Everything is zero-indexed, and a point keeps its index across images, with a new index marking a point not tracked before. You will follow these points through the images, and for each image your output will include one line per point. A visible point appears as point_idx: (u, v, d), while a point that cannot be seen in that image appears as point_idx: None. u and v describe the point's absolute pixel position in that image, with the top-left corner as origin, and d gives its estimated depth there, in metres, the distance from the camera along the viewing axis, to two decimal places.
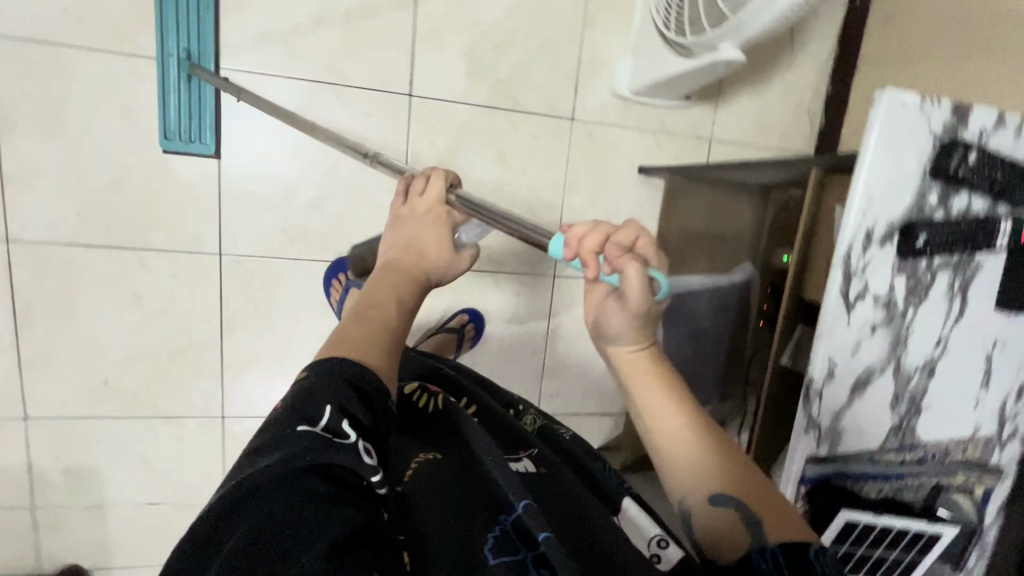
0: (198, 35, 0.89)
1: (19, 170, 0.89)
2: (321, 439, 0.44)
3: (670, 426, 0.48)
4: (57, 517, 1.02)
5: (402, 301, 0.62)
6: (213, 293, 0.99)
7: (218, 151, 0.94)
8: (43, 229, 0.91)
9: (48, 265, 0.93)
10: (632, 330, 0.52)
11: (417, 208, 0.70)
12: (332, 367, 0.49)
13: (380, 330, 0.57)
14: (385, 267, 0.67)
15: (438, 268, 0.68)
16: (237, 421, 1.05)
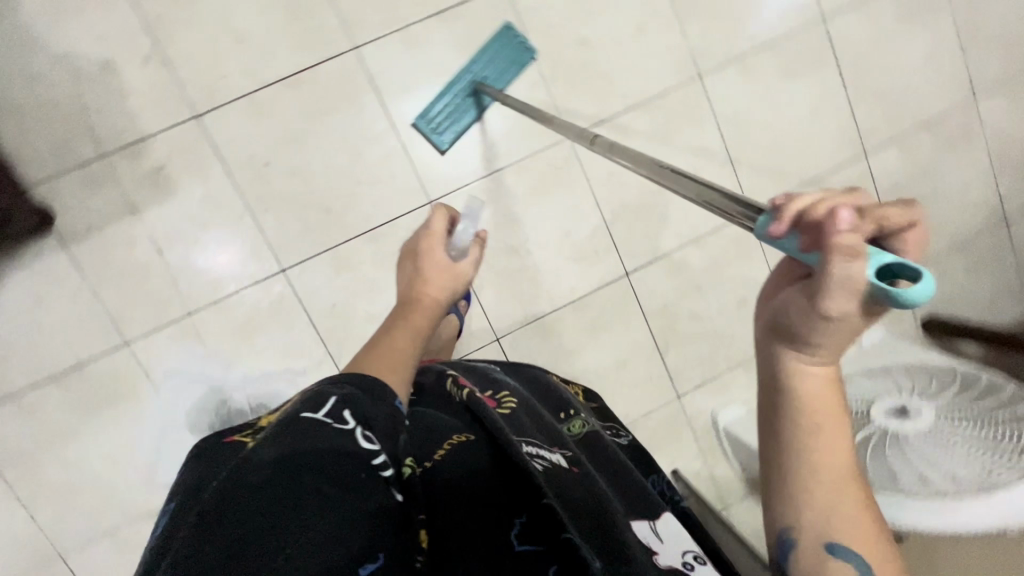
0: (522, 46, 1.08)
1: (415, 36, 1.05)
2: (333, 423, 0.48)
3: (826, 454, 0.45)
4: (101, 180, 0.99)
5: (418, 325, 0.74)
6: (393, 212, 1.09)
7: (474, 121, 1.09)
8: (377, 69, 1.05)
9: (348, 83, 1.04)
10: (835, 347, 0.43)
11: (420, 243, 0.85)
12: (349, 377, 0.54)
13: (398, 354, 0.66)
14: (401, 301, 0.80)
15: (441, 288, 0.81)
16: (283, 284, 1.07)
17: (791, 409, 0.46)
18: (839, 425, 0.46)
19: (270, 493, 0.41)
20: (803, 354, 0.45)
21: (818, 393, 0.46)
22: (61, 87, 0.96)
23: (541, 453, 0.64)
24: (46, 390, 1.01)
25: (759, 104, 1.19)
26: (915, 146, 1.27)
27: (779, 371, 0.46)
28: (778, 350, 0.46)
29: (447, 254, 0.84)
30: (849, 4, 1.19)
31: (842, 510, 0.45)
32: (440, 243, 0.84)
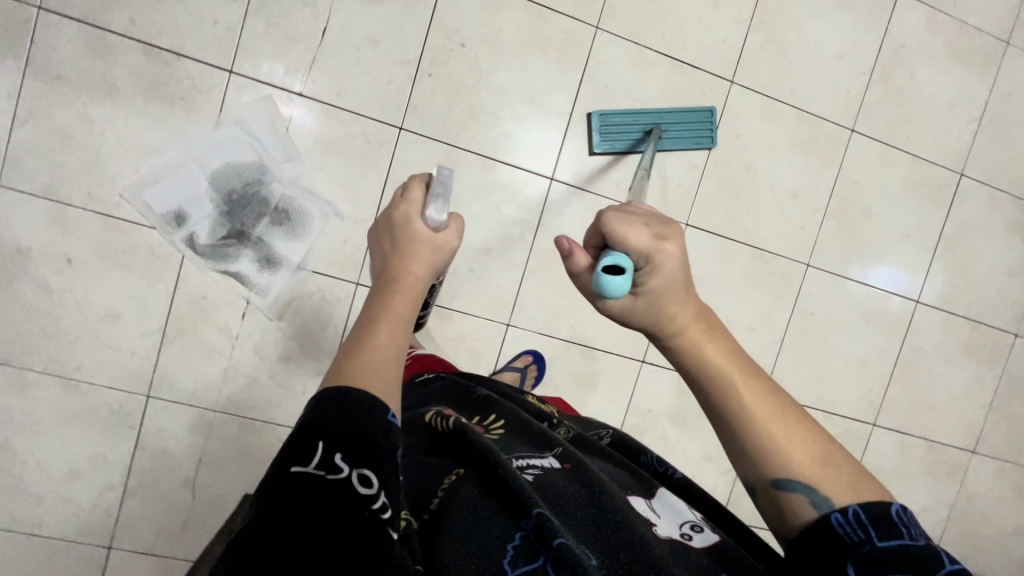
0: (709, 136, 1.15)
1: (644, 58, 1.12)
2: (331, 475, 0.42)
3: (761, 414, 0.52)
4: None
5: (403, 315, 0.56)
6: (517, 161, 1.11)
7: (630, 152, 1.13)
8: (599, 56, 1.10)
9: (570, 46, 1.09)
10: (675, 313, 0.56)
11: (397, 217, 0.63)
12: (330, 401, 0.45)
13: (384, 357, 0.51)
14: (379, 283, 0.60)
15: (429, 266, 0.62)
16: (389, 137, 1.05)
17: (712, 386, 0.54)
18: (726, 348, 0.56)
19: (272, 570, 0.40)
20: (676, 331, 0.56)
21: (713, 355, 0.55)
22: None
23: (532, 461, 0.61)
24: (130, 47, 0.96)
25: (830, 322, 1.27)
26: (910, 450, 1.36)
27: (678, 354, 0.57)
28: (669, 344, 0.57)
29: (432, 224, 0.62)
30: (940, 307, 1.32)
31: (795, 457, 0.51)
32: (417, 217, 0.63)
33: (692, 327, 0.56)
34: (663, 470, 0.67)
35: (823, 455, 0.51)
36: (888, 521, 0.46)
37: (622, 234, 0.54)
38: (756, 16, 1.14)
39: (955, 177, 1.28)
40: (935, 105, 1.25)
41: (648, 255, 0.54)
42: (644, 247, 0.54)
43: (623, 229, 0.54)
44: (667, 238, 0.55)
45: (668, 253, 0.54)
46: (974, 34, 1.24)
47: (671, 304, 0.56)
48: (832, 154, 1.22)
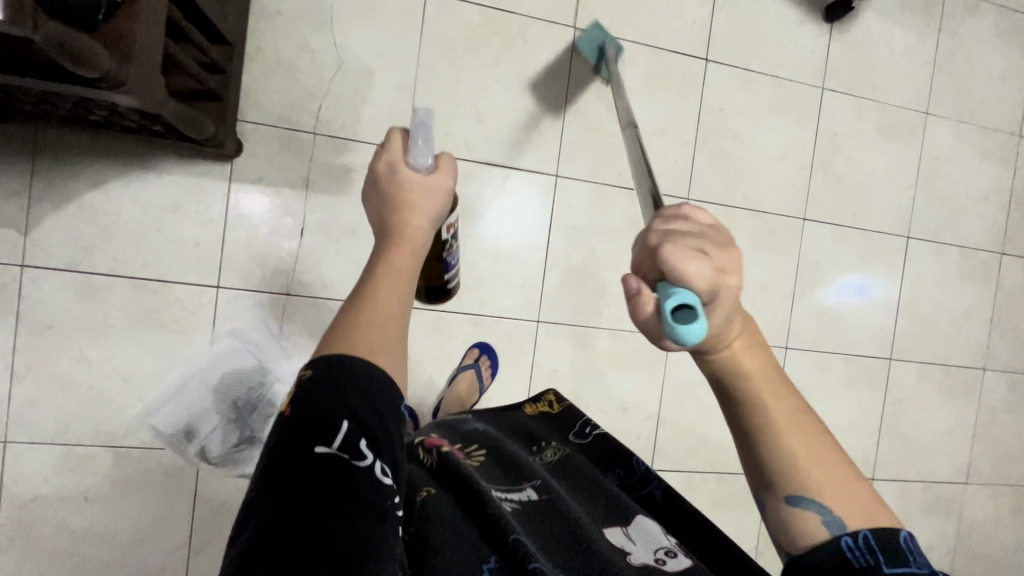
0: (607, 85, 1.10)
1: (604, 194, 1.19)
2: (343, 458, 0.44)
3: (767, 399, 0.50)
4: (301, 148, 1.05)
5: (404, 273, 0.55)
6: (503, 311, 1.16)
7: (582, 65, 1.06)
8: (561, 199, 1.17)
9: (534, 196, 1.16)
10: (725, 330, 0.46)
11: (387, 172, 0.58)
12: (346, 371, 0.47)
13: (385, 317, 0.51)
14: (376, 237, 0.57)
15: (429, 218, 0.59)
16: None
17: (740, 396, 0.50)
18: (764, 360, 0.51)
19: (261, 512, 0.42)
20: (726, 346, 0.49)
21: (753, 372, 0.49)
22: (319, 65, 1.04)
23: (509, 495, 0.66)
24: (118, 284, 0.99)
25: (816, 394, 1.35)
26: (910, 494, 1.44)
27: (724, 372, 0.50)
28: (713, 358, 0.49)
29: (421, 170, 0.59)
30: (912, 359, 1.41)
31: (812, 472, 0.48)
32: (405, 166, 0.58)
33: (741, 347, 0.49)
34: (648, 482, 0.74)
35: (823, 457, 0.49)
36: (890, 549, 0.45)
37: (688, 268, 0.41)
38: (698, 136, 1.23)
39: (903, 240, 1.38)
40: (873, 180, 1.35)
41: (712, 289, 0.42)
42: (712, 284, 0.42)
43: (691, 262, 0.41)
44: (731, 271, 0.43)
45: (728, 291, 0.43)
46: (896, 111, 1.35)
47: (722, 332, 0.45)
48: (790, 243, 1.31)
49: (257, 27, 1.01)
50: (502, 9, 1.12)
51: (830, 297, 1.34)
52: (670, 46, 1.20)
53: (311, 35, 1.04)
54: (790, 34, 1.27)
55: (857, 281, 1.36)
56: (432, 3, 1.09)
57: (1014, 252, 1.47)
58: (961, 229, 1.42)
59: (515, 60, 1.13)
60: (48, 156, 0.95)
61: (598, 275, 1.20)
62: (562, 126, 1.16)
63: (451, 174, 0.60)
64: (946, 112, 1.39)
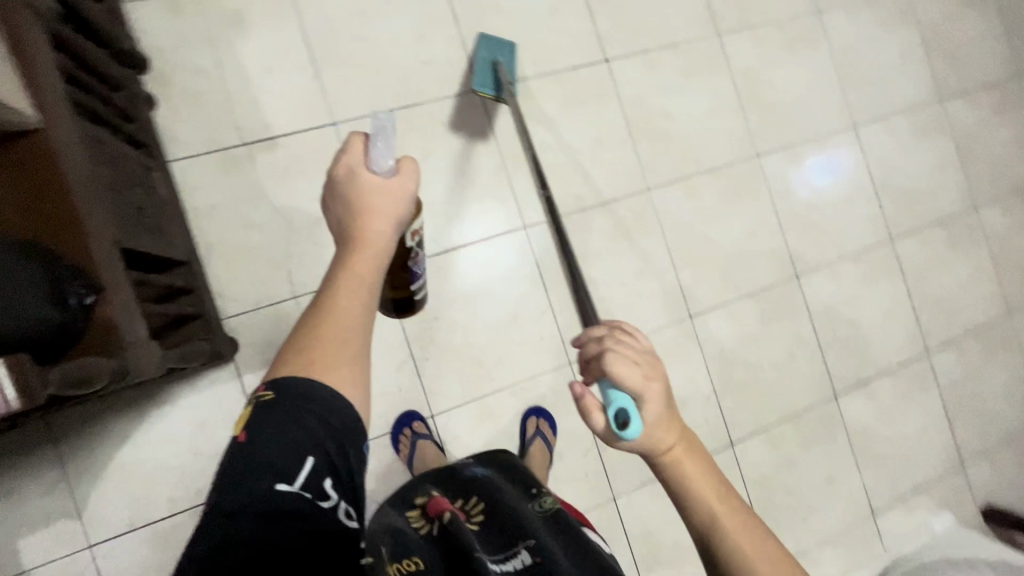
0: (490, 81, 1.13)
1: (575, 222, 1.22)
2: (310, 496, 0.46)
3: (707, 497, 0.56)
4: (289, 316, 1.06)
5: (365, 279, 0.52)
6: (536, 370, 1.18)
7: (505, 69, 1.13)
8: (540, 244, 1.20)
9: (514, 254, 1.18)
10: (660, 423, 0.57)
11: (344, 176, 0.55)
12: (303, 399, 0.46)
13: (346, 331, 0.50)
14: (336, 242, 0.55)
15: (392, 220, 0.55)
16: (425, 426, 1.10)
17: (681, 492, 0.57)
18: (703, 466, 0.58)
19: (223, 538, 0.44)
20: (663, 454, 0.57)
21: (691, 473, 0.57)
22: (272, 234, 1.07)
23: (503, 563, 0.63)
24: (183, 518, 1.00)
25: (843, 303, 1.38)
26: (967, 350, 1.47)
27: (667, 474, 0.58)
28: (654, 462, 0.58)
29: (383, 175, 0.55)
30: (911, 230, 1.45)
31: (759, 566, 0.53)
32: (363, 175, 0.55)
33: (678, 452, 0.58)
34: None
35: (771, 553, 0.54)
36: None
37: (621, 377, 0.57)
38: (631, 130, 1.27)
39: (851, 131, 1.43)
40: (800, 91, 1.39)
41: (639, 390, 0.57)
42: (637, 385, 0.57)
43: (623, 371, 0.57)
44: (655, 374, 0.58)
45: (654, 390, 0.57)
46: (791, 22, 1.40)
47: (657, 429, 0.57)
48: (756, 183, 1.34)
49: (201, 230, 1.04)
50: (407, 106, 1.15)
51: (802, 180, 1.38)
52: (570, 64, 1.24)
53: (252, 212, 1.06)
54: (667, 2, 1.31)
55: (823, 159, 1.40)
56: (344, 131, 1.11)
57: (952, 94, 1.51)
58: (897, 96, 1.47)
59: (441, 143, 1.16)
60: (66, 434, 0.96)
61: (602, 295, 1.23)
62: (509, 181, 1.19)
63: (411, 174, 0.56)
64: (834, 1, 1.44)
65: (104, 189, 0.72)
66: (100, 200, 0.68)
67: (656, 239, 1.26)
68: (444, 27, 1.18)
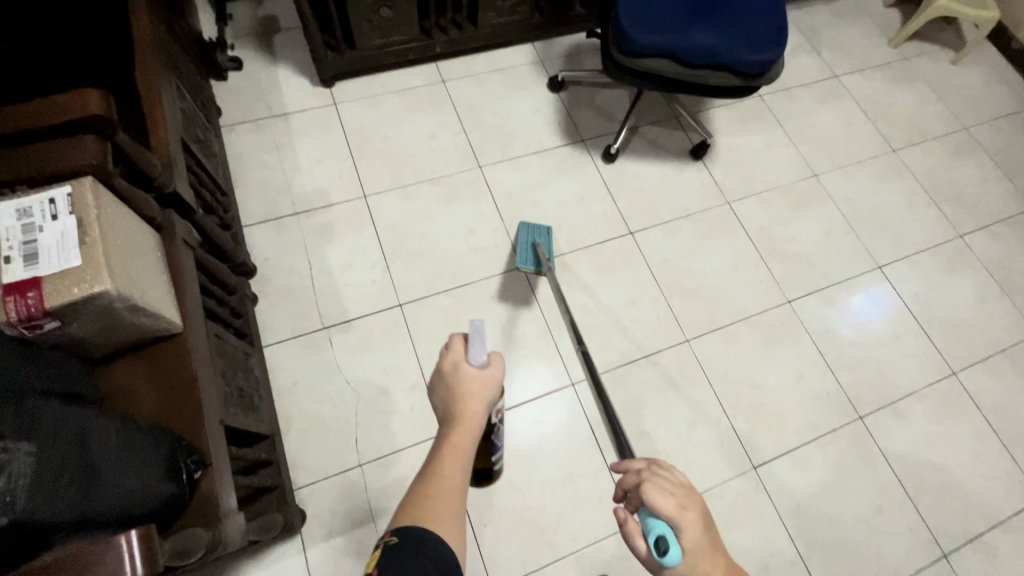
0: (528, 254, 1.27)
1: (620, 375, 1.28)
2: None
3: None
4: (354, 484, 1.11)
5: (464, 452, 0.61)
6: (597, 534, 1.13)
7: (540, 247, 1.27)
8: (589, 401, 1.25)
9: (565, 411, 1.23)
10: (699, 549, 0.59)
11: (448, 365, 0.67)
12: (418, 543, 0.50)
13: (449, 497, 0.56)
14: (440, 421, 0.65)
15: (482, 400, 0.65)
16: None
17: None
18: None
19: None
20: None
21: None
22: (343, 405, 1.18)
23: None
24: None
25: (920, 445, 1.30)
26: None
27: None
28: None
29: (477, 363, 0.66)
30: (972, 362, 1.41)
31: None
32: (461, 364, 0.66)
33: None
34: None
35: None
36: None
37: (658, 505, 0.61)
38: (662, 288, 1.39)
39: (877, 272, 1.50)
40: (817, 242, 1.51)
41: (674, 516, 0.60)
42: (671, 512, 0.60)
43: (662, 498, 0.61)
44: (689, 503, 0.61)
45: (689, 518, 0.60)
46: (792, 186, 1.58)
47: (699, 559, 0.59)
48: (793, 327, 1.39)
49: (284, 405, 1.17)
50: (461, 285, 1.33)
51: (854, 322, 1.42)
52: (599, 238, 1.43)
53: (328, 386, 1.19)
54: (678, 182, 1.54)
55: (867, 296, 1.46)
56: (409, 310, 1.29)
57: (969, 230, 1.59)
58: (914, 237, 1.56)
59: (491, 314, 1.31)
60: None
61: (657, 449, 1.22)
62: (554, 342, 1.30)
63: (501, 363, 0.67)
64: (828, 166, 1.64)
65: (217, 374, 0.87)
66: (213, 386, 0.82)
67: (703, 388, 1.29)
68: (490, 220, 1.41)
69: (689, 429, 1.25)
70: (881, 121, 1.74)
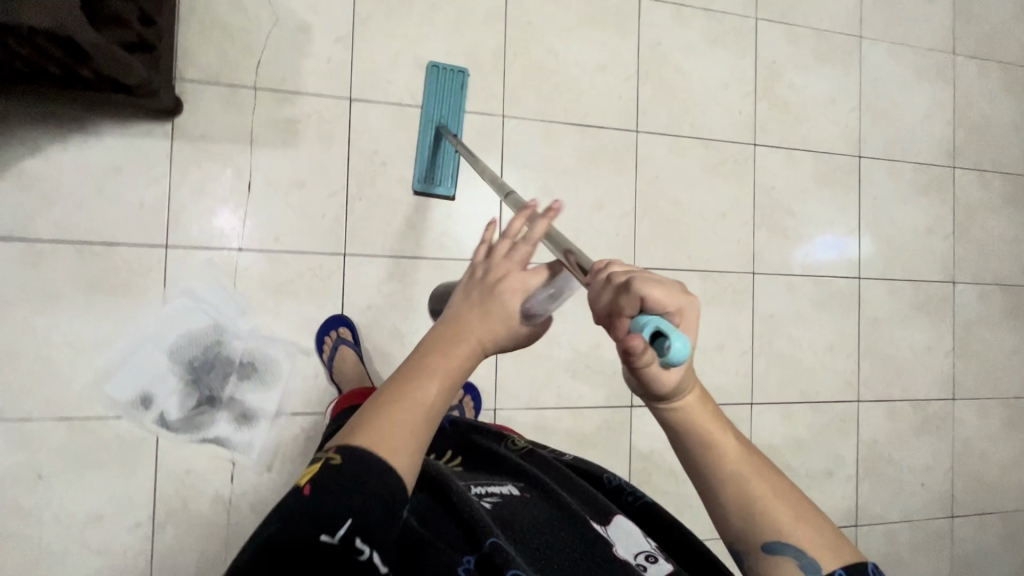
0: (429, 136, 1.12)
1: (553, 131, 1.20)
2: (343, 553, 0.43)
3: (727, 448, 0.52)
4: (244, 103, 1.05)
5: (451, 379, 0.52)
6: (463, 253, 1.14)
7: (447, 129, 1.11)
8: (511, 141, 1.18)
9: (482, 137, 1.17)
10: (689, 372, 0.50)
11: (500, 276, 0.53)
12: (363, 465, 0.46)
13: (412, 418, 0.49)
14: (443, 321, 0.55)
15: (498, 338, 0.53)
16: (352, 335, 1.07)
17: (698, 444, 0.52)
18: (729, 430, 0.53)
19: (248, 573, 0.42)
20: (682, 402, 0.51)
21: (711, 428, 0.52)
22: (257, 21, 1.06)
23: (490, 491, 0.64)
24: (63, 251, 0.97)
25: (788, 318, 1.34)
26: (898, 415, 1.42)
27: (681, 429, 0.52)
28: (675, 427, 0.52)
29: (531, 304, 0.54)
30: (881, 277, 1.42)
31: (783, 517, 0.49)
32: (515, 288, 0.53)
33: (695, 398, 0.52)
34: (623, 493, 0.71)
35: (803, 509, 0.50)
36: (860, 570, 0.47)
37: (657, 307, 0.46)
38: (640, 70, 1.26)
39: (854, 160, 1.40)
40: (818, 103, 1.38)
41: (682, 310, 0.47)
42: (674, 308, 0.46)
43: (662, 295, 0.46)
44: (689, 298, 0.48)
45: (693, 308, 0.48)
46: (830, 35, 1.39)
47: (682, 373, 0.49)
48: (743, 169, 1.32)
49: None
50: None
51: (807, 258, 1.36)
52: None
53: None
54: None
55: (830, 239, 1.38)
56: None
57: (965, 165, 1.49)
58: (910, 146, 1.45)
59: (452, 5, 1.15)
60: None
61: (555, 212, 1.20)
62: (504, 68, 1.18)
63: (552, 322, 0.56)
64: (879, 34, 1.43)
65: None
66: None
67: (627, 181, 1.24)
68: None
69: (594, 210, 1.22)
70: (963, 15, 1.50)
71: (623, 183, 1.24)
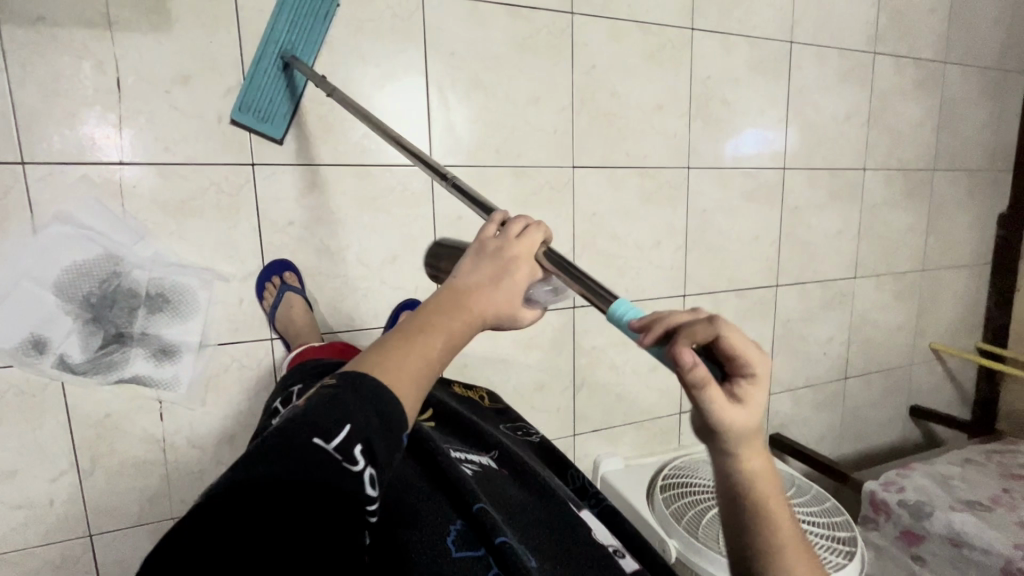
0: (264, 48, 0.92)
1: (480, 12, 1.07)
2: (340, 460, 0.46)
3: (775, 521, 0.55)
4: None
5: (452, 344, 0.55)
6: (391, 157, 1.03)
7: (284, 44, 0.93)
8: (434, 24, 1.04)
9: (401, 20, 1.02)
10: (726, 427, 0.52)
11: (513, 252, 0.57)
12: (367, 390, 0.49)
13: (414, 375, 0.52)
14: (449, 291, 0.57)
15: (497, 312, 0.57)
16: (298, 280, 0.99)
17: (752, 508, 0.55)
18: (778, 505, 0.56)
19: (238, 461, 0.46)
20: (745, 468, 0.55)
21: (763, 494, 0.55)
22: None
23: (469, 458, 0.72)
24: None
25: (720, 212, 1.38)
26: (809, 296, 1.56)
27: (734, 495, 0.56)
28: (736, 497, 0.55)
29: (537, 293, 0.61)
30: (804, 166, 1.47)
31: None
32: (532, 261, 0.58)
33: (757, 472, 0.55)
34: (587, 492, 0.80)
35: None
36: None
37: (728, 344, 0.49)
38: None
39: (786, 46, 1.38)
40: None
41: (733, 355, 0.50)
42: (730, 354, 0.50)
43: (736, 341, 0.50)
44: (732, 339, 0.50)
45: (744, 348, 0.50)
46: None
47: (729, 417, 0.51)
48: (681, 56, 1.26)
49: None
50: None
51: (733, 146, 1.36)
52: None
53: None
54: None
55: (757, 133, 1.38)
56: None
57: (885, 51, 1.52)
58: (838, 31, 1.44)
59: None
60: None
61: (488, 109, 1.11)
62: None
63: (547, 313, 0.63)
64: None
65: None
66: None
67: (562, 71, 1.15)
68: None
69: (529, 105, 1.14)
70: None
71: (559, 74, 1.15)
